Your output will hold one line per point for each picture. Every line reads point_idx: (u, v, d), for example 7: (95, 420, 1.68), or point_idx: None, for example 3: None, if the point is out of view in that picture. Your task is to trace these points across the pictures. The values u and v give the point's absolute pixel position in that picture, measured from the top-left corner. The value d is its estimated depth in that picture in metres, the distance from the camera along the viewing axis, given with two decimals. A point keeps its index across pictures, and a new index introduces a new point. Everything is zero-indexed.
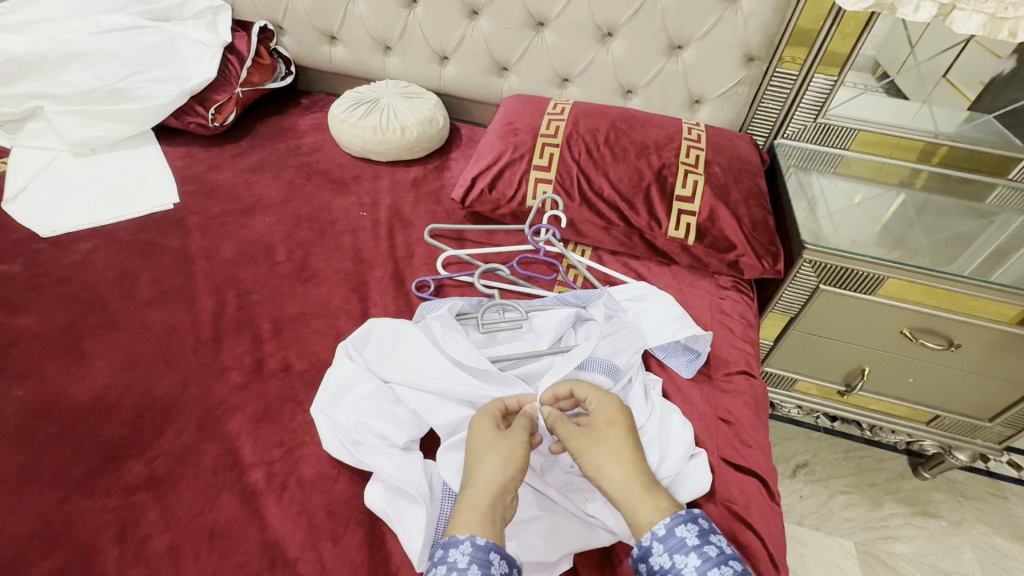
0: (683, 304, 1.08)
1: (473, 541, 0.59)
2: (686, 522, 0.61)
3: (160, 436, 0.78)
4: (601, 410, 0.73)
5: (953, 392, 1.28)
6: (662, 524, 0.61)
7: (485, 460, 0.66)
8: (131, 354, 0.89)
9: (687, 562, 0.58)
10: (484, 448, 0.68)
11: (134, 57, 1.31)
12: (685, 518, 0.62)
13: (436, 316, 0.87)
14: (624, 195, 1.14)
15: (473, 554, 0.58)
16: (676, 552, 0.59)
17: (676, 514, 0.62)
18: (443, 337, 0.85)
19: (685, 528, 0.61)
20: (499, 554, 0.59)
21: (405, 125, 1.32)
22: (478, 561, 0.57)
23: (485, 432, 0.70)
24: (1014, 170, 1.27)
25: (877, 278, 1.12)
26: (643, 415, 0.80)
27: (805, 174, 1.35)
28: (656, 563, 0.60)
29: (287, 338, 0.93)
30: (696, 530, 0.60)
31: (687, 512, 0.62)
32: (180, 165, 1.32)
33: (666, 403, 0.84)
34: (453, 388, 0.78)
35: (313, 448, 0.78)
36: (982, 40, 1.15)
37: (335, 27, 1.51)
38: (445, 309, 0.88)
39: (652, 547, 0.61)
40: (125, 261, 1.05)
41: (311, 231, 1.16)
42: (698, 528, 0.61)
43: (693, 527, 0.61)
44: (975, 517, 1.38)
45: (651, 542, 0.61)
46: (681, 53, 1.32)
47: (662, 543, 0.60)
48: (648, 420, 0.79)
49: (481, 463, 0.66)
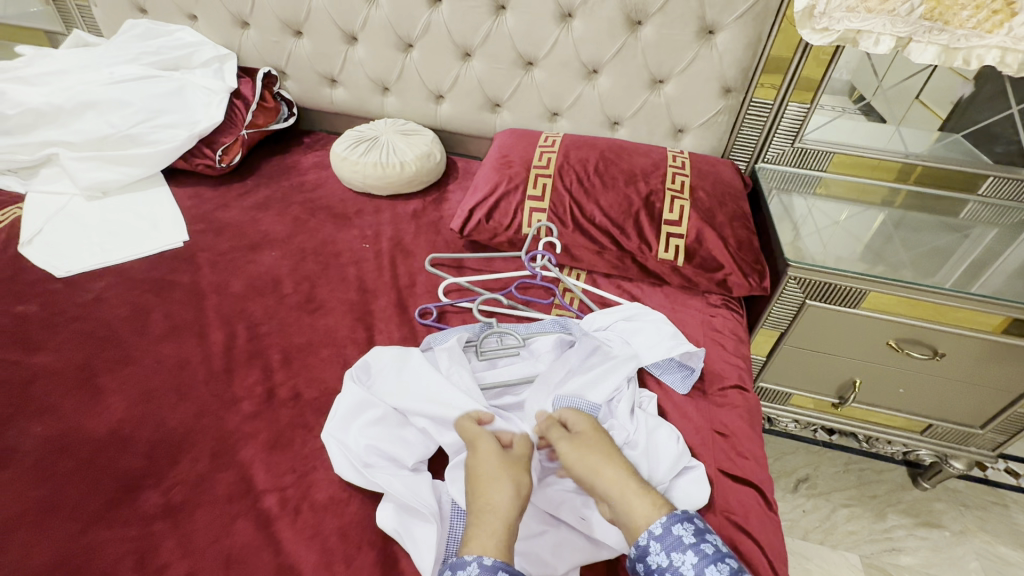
0: (676, 323, 1.12)
1: (480, 561, 0.63)
2: (682, 522, 0.67)
3: (176, 466, 0.81)
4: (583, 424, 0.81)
5: (943, 401, 1.31)
6: (658, 523, 0.67)
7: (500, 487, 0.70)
8: (146, 387, 0.92)
9: (684, 559, 0.64)
10: (493, 472, 0.71)
11: (145, 105, 1.38)
12: (680, 517, 0.68)
13: (445, 351, 0.91)
14: (615, 221, 1.19)
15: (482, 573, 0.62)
16: (674, 549, 0.65)
17: (671, 514, 0.69)
18: (451, 371, 0.89)
19: (681, 528, 0.67)
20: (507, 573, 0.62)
21: (404, 161, 1.39)
22: None
23: (488, 460, 0.73)
24: (983, 186, 1.35)
25: (860, 292, 1.17)
26: (631, 428, 0.84)
27: (787, 196, 1.42)
28: (653, 561, 0.65)
29: (297, 367, 0.97)
30: (692, 530, 0.67)
31: (681, 513, 0.69)
32: (188, 205, 1.38)
33: (654, 418, 0.86)
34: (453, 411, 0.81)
35: (324, 473, 0.81)
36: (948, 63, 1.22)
37: (335, 71, 1.59)
38: (455, 342, 0.91)
39: (649, 546, 0.66)
40: (138, 298, 1.09)
41: (316, 264, 1.21)
42: (694, 527, 0.67)
43: (689, 525, 0.67)
44: (977, 526, 1.40)
45: (648, 542, 0.67)
46: (662, 86, 1.40)
47: (658, 542, 0.66)
48: (636, 433, 0.83)
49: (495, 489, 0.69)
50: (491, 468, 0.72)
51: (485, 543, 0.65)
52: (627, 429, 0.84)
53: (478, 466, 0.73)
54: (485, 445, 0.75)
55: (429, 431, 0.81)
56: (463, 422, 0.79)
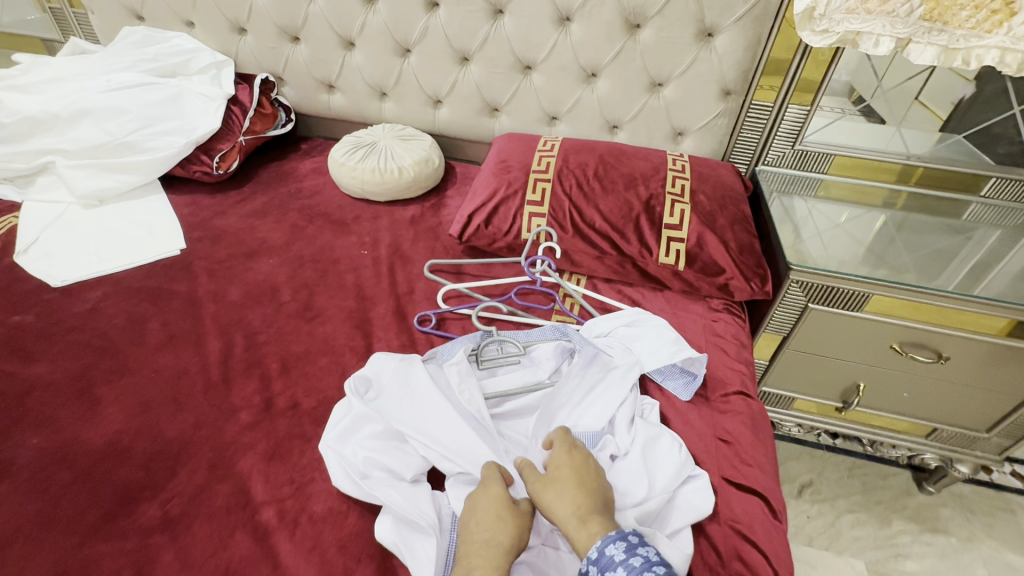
0: (677, 328, 1.11)
1: None
2: (614, 541, 0.64)
3: (173, 478, 0.80)
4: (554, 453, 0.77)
5: (948, 405, 1.30)
6: (594, 547, 0.64)
7: (498, 525, 0.68)
8: (143, 398, 0.91)
9: None
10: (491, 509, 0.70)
11: (142, 113, 1.38)
12: (614, 537, 0.65)
13: (450, 365, 0.89)
14: (615, 225, 1.18)
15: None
16: (607, 570, 0.62)
17: (608, 536, 0.65)
18: (459, 387, 0.87)
19: (613, 547, 0.63)
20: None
21: (402, 166, 1.38)
22: None
23: (490, 498, 0.71)
24: (986, 187, 1.34)
25: (863, 296, 1.16)
26: (626, 442, 0.83)
27: (788, 199, 1.41)
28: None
29: (295, 376, 0.96)
30: (624, 547, 0.63)
31: (617, 532, 0.65)
32: (186, 212, 1.37)
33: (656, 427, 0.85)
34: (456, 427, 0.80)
35: (323, 484, 0.80)
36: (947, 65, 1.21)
37: (332, 77, 1.59)
38: (459, 356, 0.90)
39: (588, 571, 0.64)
40: (135, 307, 1.08)
41: (314, 271, 1.20)
42: (626, 544, 0.64)
43: (621, 544, 0.64)
44: (983, 531, 1.39)
45: (588, 567, 0.64)
46: (662, 90, 1.40)
47: (595, 565, 0.63)
48: (631, 446, 0.82)
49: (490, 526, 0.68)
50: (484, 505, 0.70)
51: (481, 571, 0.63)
52: (622, 441, 0.83)
53: (481, 505, 0.71)
54: (492, 484, 0.73)
55: (429, 443, 0.79)
56: (489, 469, 0.75)
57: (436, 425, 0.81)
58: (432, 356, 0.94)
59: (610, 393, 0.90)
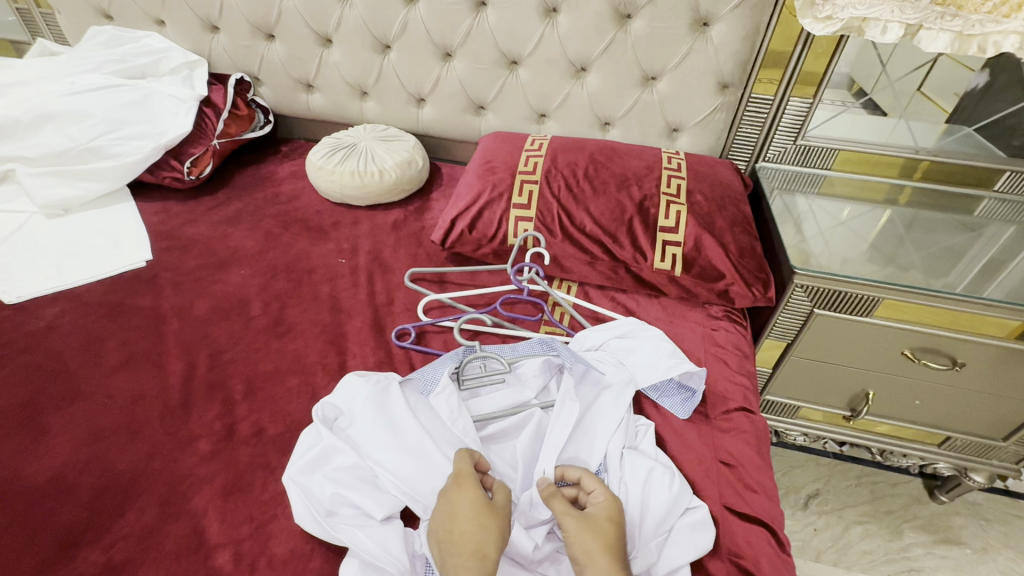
0: (675, 338, 1.04)
1: None
2: None
3: (120, 518, 0.73)
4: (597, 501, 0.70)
5: (962, 413, 1.23)
6: None
7: (486, 532, 0.64)
8: (94, 427, 0.84)
9: None
10: (481, 518, 0.65)
11: (107, 116, 1.30)
12: None
13: (436, 397, 0.82)
14: (607, 229, 1.11)
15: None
16: None
17: None
18: (450, 418, 0.80)
19: None
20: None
21: (383, 169, 1.31)
22: None
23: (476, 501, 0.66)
24: (1000, 181, 1.27)
25: (872, 300, 1.09)
26: (618, 481, 0.75)
27: (790, 196, 1.34)
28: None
29: (261, 399, 0.89)
30: None
31: None
32: (154, 221, 1.30)
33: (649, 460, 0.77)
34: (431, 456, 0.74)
35: (286, 522, 0.73)
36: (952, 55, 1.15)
37: (311, 75, 1.52)
38: (445, 386, 0.82)
39: None
40: (93, 325, 1.01)
41: (288, 282, 1.13)
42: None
43: None
44: (1000, 542, 1.31)
45: None
46: (655, 84, 1.32)
47: None
48: (623, 483, 0.75)
49: (481, 535, 0.63)
50: (473, 508, 0.66)
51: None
52: (614, 480, 0.76)
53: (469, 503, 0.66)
54: (472, 484, 0.68)
55: (403, 477, 0.72)
56: (464, 458, 0.73)
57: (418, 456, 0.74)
58: (410, 379, 0.86)
59: (602, 417, 0.83)
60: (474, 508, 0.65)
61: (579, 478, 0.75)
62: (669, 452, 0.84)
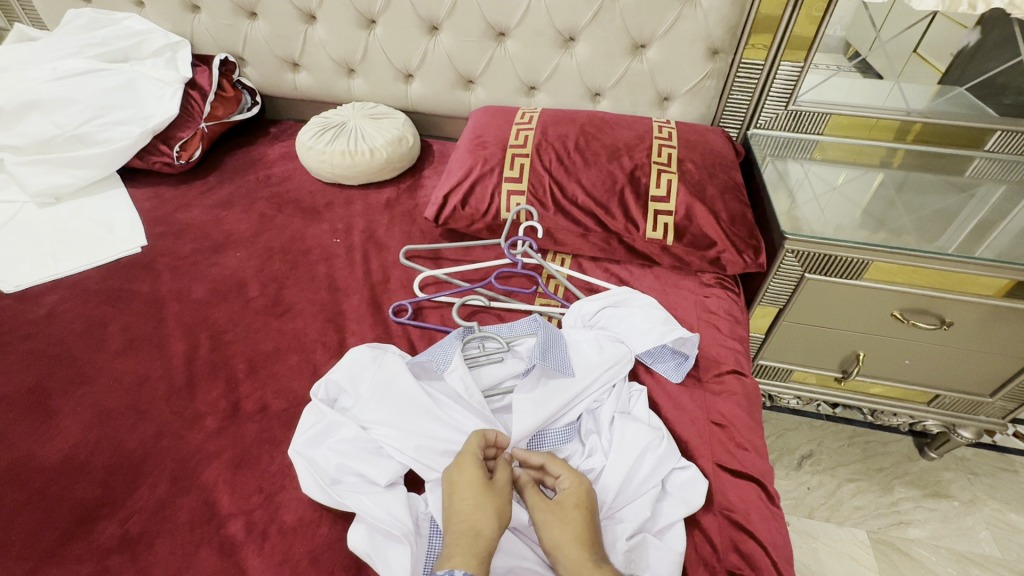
0: (668, 306, 1.06)
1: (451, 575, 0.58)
2: None
3: (133, 493, 0.76)
4: (570, 491, 0.70)
5: (950, 370, 1.26)
6: None
7: (483, 511, 0.65)
8: (101, 408, 0.86)
9: None
10: (479, 499, 0.66)
11: (93, 101, 1.29)
12: None
13: (447, 372, 0.83)
14: (599, 200, 1.12)
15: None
16: None
17: None
18: (467, 393, 0.81)
19: None
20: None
21: (374, 147, 1.30)
22: None
23: (475, 483, 0.67)
24: (991, 141, 1.27)
25: (862, 263, 1.10)
26: (608, 441, 0.79)
27: (782, 162, 1.33)
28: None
29: (264, 377, 0.91)
30: None
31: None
32: (147, 206, 1.30)
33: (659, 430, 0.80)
34: (435, 436, 0.76)
35: (293, 492, 0.76)
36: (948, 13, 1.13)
37: (296, 54, 1.49)
38: (458, 364, 0.82)
39: None
40: (93, 310, 1.02)
41: (284, 263, 1.14)
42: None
43: None
44: (986, 494, 1.36)
45: None
46: (645, 52, 1.31)
47: None
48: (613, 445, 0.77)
49: (480, 514, 0.65)
50: (471, 491, 0.67)
51: (464, 562, 0.60)
52: (604, 440, 0.79)
53: (462, 485, 0.68)
54: (475, 466, 0.69)
55: (407, 448, 0.74)
56: (476, 438, 0.74)
57: (420, 426, 0.77)
58: (420, 362, 0.86)
59: (593, 390, 0.85)
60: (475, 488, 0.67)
61: (542, 463, 0.74)
62: (663, 414, 0.87)
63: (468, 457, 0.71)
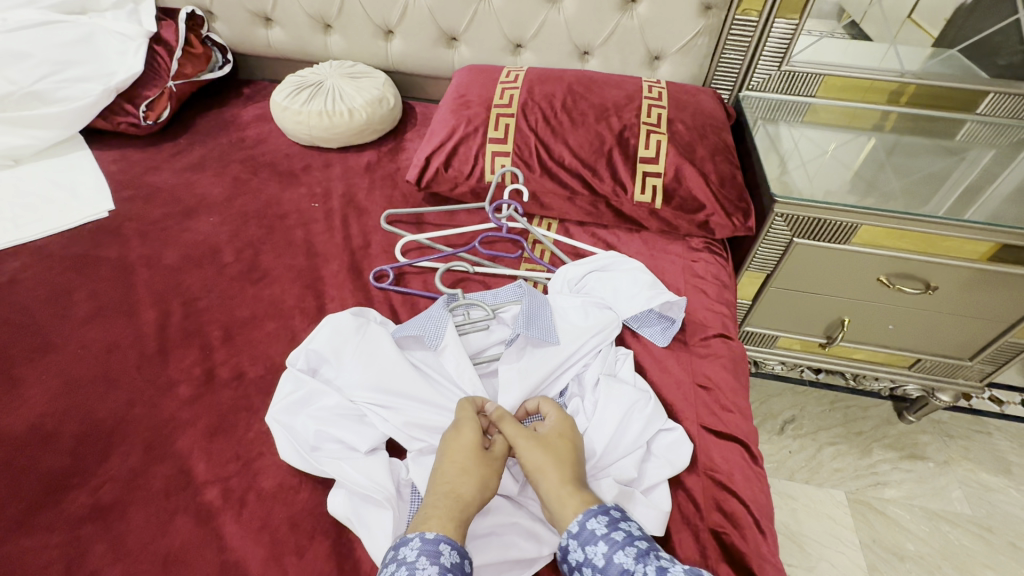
0: (655, 271, 1.04)
1: (422, 536, 0.59)
2: (597, 515, 0.62)
3: (106, 462, 0.73)
4: (554, 426, 0.71)
5: (932, 335, 1.27)
6: (576, 520, 0.62)
7: (468, 478, 0.64)
8: (70, 377, 0.83)
9: (597, 551, 0.59)
10: (467, 464, 0.65)
11: (49, 56, 1.20)
12: (595, 511, 0.63)
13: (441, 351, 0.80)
14: (586, 161, 1.08)
15: (422, 548, 0.58)
16: (588, 543, 0.60)
17: (589, 508, 0.63)
18: (457, 372, 0.79)
19: (595, 521, 0.61)
20: (449, 545, 0.58)
21: (353, 107, 1.25)
22: (428, 553, 0.57)
23: (468, 448, 0.67)
24: (983, 103, 1.25)
25: (851, 226, 1.09)
26: (591, 404, 0.78)
27: (773, 125, 1.30)
28: (573, 559, 0.61)
29: (240, 344, 0.88)
30: (605, 521, 0.62)
31: (599, 505, 0.63)
32: (114, 169, 1.24)
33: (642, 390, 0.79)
34: (424, 408, 0.75)
35: (272, 458, 0.74)
36: None
37: (268, 7, 1.41)
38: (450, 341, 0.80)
39: (568, 544, 0.62)
40: (59, 277, 0.98)
41: (260, 228, 1.09)
42: (608, 518, 0.62)
43: (603, 518, 0.62)
44: (961, 455, 1.40)
45: (568, 540, 0.62)
46: (635, 7, 1.26)
47: (576, 539, 0.61)
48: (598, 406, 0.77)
49: (463, 479, 0.64)
50: (462, 457, 0.66)
51: (441, 524, 0.60)
52: (589, 403, 0.78)
53: (458, 449, 0.67)
54: (472, 431, 0.68)
55: (394, 418, 0.73)
56: (464, 405, 0.72)
57: (400, 392, 0.76)
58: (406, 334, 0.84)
59: (580, 356, 0.83)
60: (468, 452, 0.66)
61: (537, 406, 0.76)
62: (649, 378, 0.86)
63: (466, 423, 0.70)
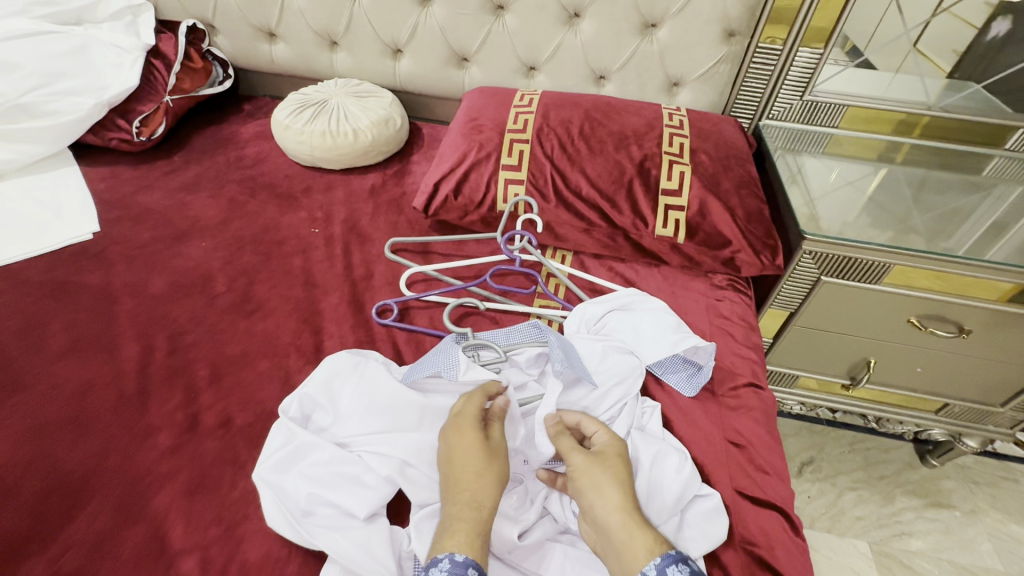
0: (678, 311, 0.97)
1: (452, 557, 0.55)
2: (677, 563, 0.56)
3: (70, 524, 0.65)
4: (609, 445, 0.68)
5: (959, 379, 1.20)
6: (652, 564, 0.56)
7: (485, 481, 0.61)
8: (38, 421, 0.75)
9: None
10: (469, 457, 0.63)
11: (39, 68, 1.14)
12: (675, 558, 0.56)
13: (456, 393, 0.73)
14: (605, 192, 1.02)
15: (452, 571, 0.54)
16: None
17: (667, 554, 0.57)
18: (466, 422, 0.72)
19: (677, 570, 0.55)
20: (477, 570, 0.55)
21: (358, 128, 1.19)
22: None
23: (467, 440, 0.65)
24: (1012, 139, 1.19)
25: (882, 266, 1.03)
26: None
27: (795, 156, 1.25)
28: None
29: (228, 386, 0.80)
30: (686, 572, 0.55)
31: (676, 552, 0.57)
32: (102, 187, 1.17)
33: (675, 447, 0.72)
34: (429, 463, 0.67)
35: (258, 523, 0.66)
36: (956, 10, 1.09)
37: (272, 22, 1.36)
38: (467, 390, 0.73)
39: None
40: (34, 305, 0.90)
41: (255, 255, 1.02)
42: (689, 569, 0.56)
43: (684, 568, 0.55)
44: (988, 504, 1.32)
45: None
46: (655, 32, 1.21)
47: None
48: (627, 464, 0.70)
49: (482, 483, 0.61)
50: (471, 456, 0.63)
51: (467, 544, 0.57)
52: None
53: (455, 449, 0.64)
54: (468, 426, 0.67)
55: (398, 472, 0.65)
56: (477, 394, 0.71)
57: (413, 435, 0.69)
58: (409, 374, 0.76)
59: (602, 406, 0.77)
60: (473, 449, 0.64)
61: (577, 421, 0.72)
62: (676, 433, 0.79)
63: (466, 417, 0.67)
